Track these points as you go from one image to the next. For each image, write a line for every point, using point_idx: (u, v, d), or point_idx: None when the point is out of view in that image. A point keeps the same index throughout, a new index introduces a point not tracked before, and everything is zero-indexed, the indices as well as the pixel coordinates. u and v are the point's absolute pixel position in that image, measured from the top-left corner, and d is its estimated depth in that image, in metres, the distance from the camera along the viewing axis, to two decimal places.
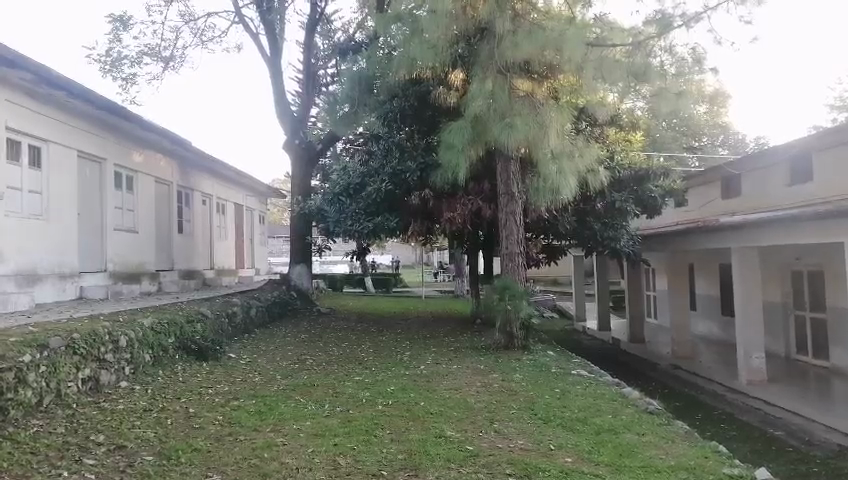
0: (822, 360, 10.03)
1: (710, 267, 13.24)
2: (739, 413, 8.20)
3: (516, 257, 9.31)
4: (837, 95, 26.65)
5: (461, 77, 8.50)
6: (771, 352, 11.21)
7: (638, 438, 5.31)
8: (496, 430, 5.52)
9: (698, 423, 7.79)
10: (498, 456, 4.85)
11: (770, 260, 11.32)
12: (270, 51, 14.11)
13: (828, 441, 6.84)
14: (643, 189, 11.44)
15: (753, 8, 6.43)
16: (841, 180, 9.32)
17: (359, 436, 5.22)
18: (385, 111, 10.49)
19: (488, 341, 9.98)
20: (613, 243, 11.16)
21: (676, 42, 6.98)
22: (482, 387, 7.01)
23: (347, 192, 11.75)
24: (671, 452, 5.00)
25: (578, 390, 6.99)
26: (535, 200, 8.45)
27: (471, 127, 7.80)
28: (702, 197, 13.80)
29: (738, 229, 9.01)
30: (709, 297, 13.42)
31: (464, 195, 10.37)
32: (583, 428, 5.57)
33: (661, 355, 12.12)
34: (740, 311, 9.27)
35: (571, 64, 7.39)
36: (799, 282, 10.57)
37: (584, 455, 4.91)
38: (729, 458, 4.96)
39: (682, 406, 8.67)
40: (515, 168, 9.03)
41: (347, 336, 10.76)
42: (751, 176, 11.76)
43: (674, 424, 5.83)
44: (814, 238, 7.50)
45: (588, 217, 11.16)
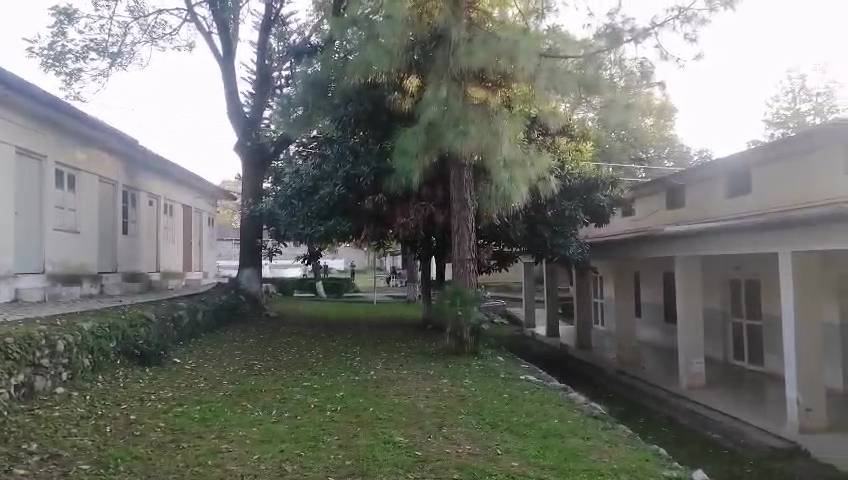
0: (758, 365, 10.45)
1: (655, 275, 13.63)
2: (680, 417, 8.46)
3: (468, 263, 9.38)
4: (774, 112, 27.87)
5: (416, 83, 8.56)
6: (711, 358, 11.62)
7: (582, 442, 5.42)
8: (444, 435, 5.54)
9: (641, 427, 8.01)
10: (445, 461, 4.88)
11: (711, 269, 11.72)
12: (223, 51, 13.88)
13: (761, 442, 7.12)
14: (592, 198, 11.72)
15: (698, 26, 6.68)
16: (777, 195, 9.78)
17: (307, 442, 5.16)
18: (339, 115, 10.45)
19: (438, 346, 10.02)
20: (562, 250, 11.36)
21: (625, 56, 7.22)
22: (431, 392, 7.04)
23: (299, 195, 11.65)
24: (613, 455, 5.12)
25: (526, 395, 7.09)
26: (487, 206, 8.57)
27: (425, 132, 7.83)
28: (648, 208, 14.17)
29: (682, 238, 9.32)
30: (654, 304, 13.81)
31: (417, 201, 10.42)
32: (530, 433, 5.66)
33: (607, 361, 12.39)
34: (682, 318, 9.55)
35: (524, 74, 7.52)
36: (737, 291, 10.99)
37: (530, 459, 4.98)
38: (669, 460, 5.11)
39: (625, 411, 8.89)
40: (468, 175, 9.10)
41: (297, 341, 10.64)
42: (693, 188, 12.20)
43: (617, 428, 5.98)
44: (752, 247, 7.81)
45: (539, 224, 11.33)
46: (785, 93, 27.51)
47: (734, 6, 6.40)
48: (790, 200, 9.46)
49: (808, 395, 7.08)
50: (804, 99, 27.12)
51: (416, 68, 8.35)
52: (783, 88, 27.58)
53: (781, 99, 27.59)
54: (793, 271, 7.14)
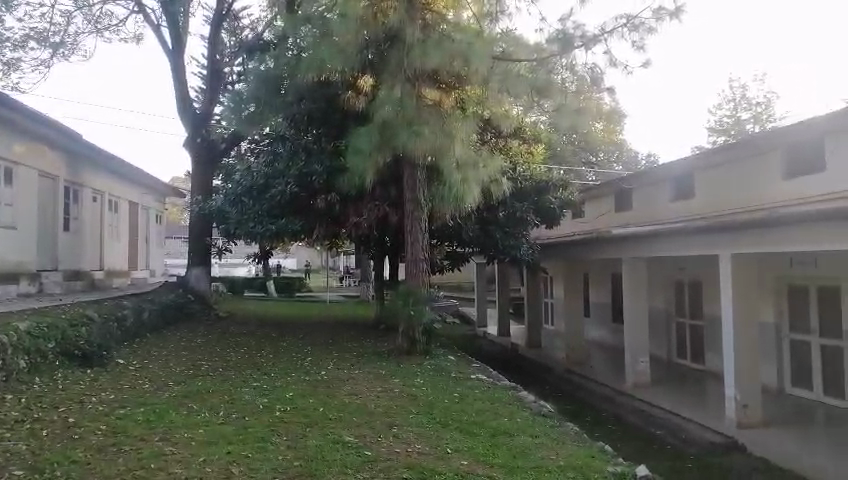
0: (699, 364, 10.81)
1: (603, 276, 13.95)
2: (625, 415, 8.68)
3: (421, 263, 9.40)
4: (717, 119, 28.85)
5: (370, 83, 8.58)
6: (655, 356, 11.97)
7: (530, 440, 5.50)
8: (394, 434, 5.55)
9: (588, 425, 8.17)
10: (395, 460, 4.88)
11: (656, 270, 12.06)
12: (172, 44, 13.54)
13: (702, 437, 7.37)
14: (543, 200, 11.94)
15: (645, 34, 6.86)
16: (720, 199, 10.13)
17: (255, 443, 5.09)
18: (292, 112, 10.33)
19: (390, 346, 10.00)
20: (514, 251, 11.49)
21: (576, 61, 7.34)
22: (382, 392, 7.04)
23: (251, 193, 11.47)
24: (560, 452, 5.22)
25: (476, 394, 7.15)
26: (439, 207, 8.62)
27: (378, 132, 7.81)
28: (598, 210, 14.49)
29: (630, 240, 9.56)
30: (602, 304, 14.13)
31: (370, 200, 10.40)
32: (479, 431, 5.71)
33: (556, 360, 12.60)
34: (629, 319, 9.80)
35: (478, 76, 7.57)
36: (681, 292, 11.34)
37: (478, 458, 5.03)
38: (613, 456, 5.24)
39: (573, 409, 9.07)
40: (422, 175, 9.12)
41: (246, 341, 10.46)
42: (641, 191, 12.52)
43: (565, 426, 6.09)
44: (695, 249, 8.07)
45: (491, 225, 11.44)
46: (727, 102, 28.50)
47: (678, 17, 6.60)
48: (731, 204, 9.83)
49: (745, 392, 7.36)
50: (744, 107, 28.19)
51: (370, 67, 8.33)
52: (725, 96, 28.58)
53: (723, 107, 28.60)
54: (731, 272, 7.44)
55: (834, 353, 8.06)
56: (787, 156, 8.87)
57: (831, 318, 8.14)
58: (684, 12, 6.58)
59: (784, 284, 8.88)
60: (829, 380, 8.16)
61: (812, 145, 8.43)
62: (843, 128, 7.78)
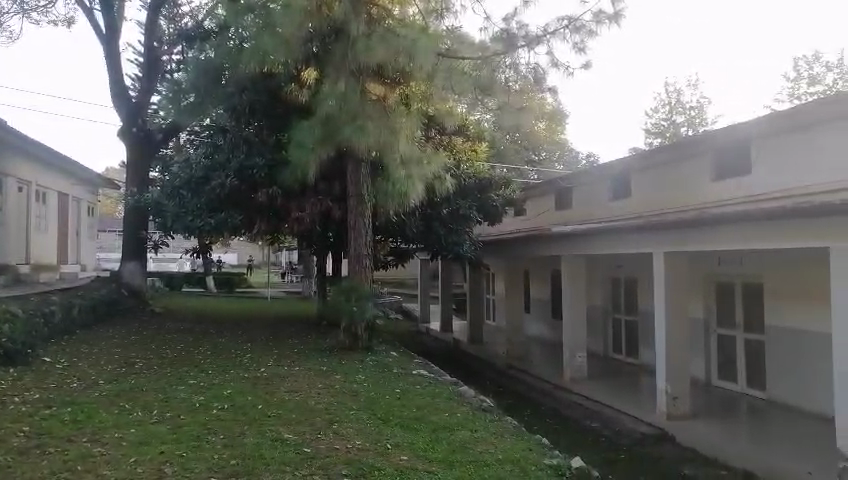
0: (633, 358, 11.18)
1: (543, 273, 14.23)
2: (563, 408, 8.90)
3: (364, 258, 9.35)
4: (653, 122, 29.78)
5: (314, 75, 8.37)
6: (592, 351, 12.31)
7: (470, 434, 5.57)
8: (334, 431, 5.51)
9: (527, 418, 8.33)
10: (334, 457, 4.85)
11: (594, 267, 12.38)
12: (106, 29, 13.00)
13: (634, 429, 7.64)
14: (486, 197, 12.06)
15: (586, 36, 7.01)
16: (655, 198, 10.47)
17: (189, 442, 4.96)
18: (233, 104, 10.09)
19: (332, 342, 9.91)
20: (457, 247, 11.57)
21: (521, 60, 7.48)
22: (322, 388, 6.98)
23: (189, 186, 11.12)
24: (499, 446, 5.29)
25: (417, 389, 7.18)
26: (383, 203, 8.59)
27: (322, 126, 7.72)
28: (539, 208, 14.76)
29: (570, 238, 9.76)
30: (542, 300, 14.41)
31: (313, 194, 10.28)
32: (420, 427, 5.74)
33: (496, 355, 12.80)
34: (567, 315, 10.03)
35: (422, 72, 7.56)
36: (617, 288, 11.68)
37: (418, 453, 5.05)
38: (549, 449, 5.37)
39: (513, 403, 9.24)
40: (366, 170, 9.08)
41: (183, 337, 10.18)
42: (581, 189, 12.81)
43: (504, 420, 6.19)
44: (632, 247, 8.30)
45: (434, 222, 11.49)
46: (663, 105, 29.47)
47: (617, 21, 6.78)
48: (665, 204, 10.16)
49: (675, 384, 7.66)
50: (679, 111, 29.23)
51: (314, 60, 8.21)
52: (661, 100, 29.54)
53: (659, 111, 29.55)
54: (664, 269, 7.72)
55: (758, 347, 8.47)
56: (718, 158, 9.23)
57: (755, 313, 8.54)
58: (622, 16, 6.76)
59: (712, 282, 9.27)
60: (752, 373, 8.59)
61: (741, 148, 8.79)
62: (768, 133, 8.17)
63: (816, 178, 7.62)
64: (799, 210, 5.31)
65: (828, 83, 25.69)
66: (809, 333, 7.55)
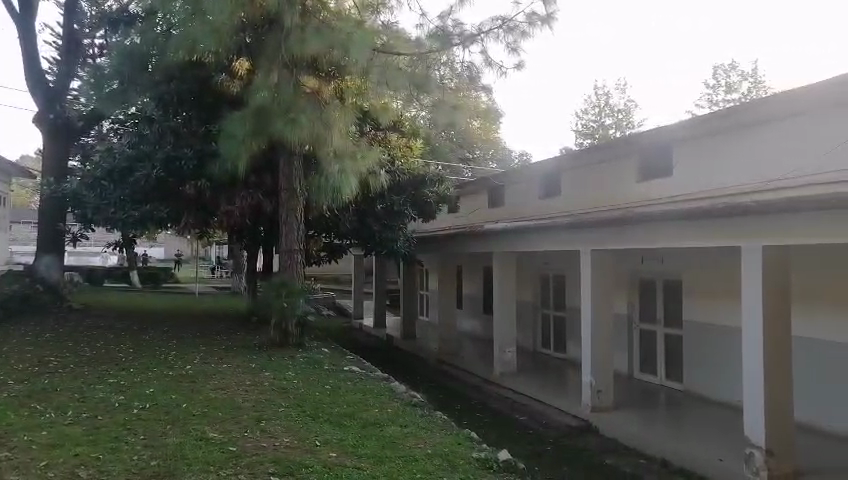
0: (561, 353, 11.49)
1: (476, 270, 14.43)
2: (493, 403, 9.06)
3: (295, 254, 9.21)
4: (583, 123, 30.62)
5: (247, 66, 8.33)
6: (522, 346, 12.57)
7: (401, 430, 5.58)
8: (262, 429, 5.40)
9: (457, 413, 8.43)
10: (262, 455, 4.76)
11: (525, 264, 12.63)
12: (21, 8, 12.26)
13: (560, 422, 7.86)
14: (420, 193, 12.08)
15: (519, 37, 7.13)
16: (584, 197, 10.77)
17: (107, 444, 4.76)
18: (159, 94, 9.73)
19: (262, 339, 9.72)
20: (390, 244, 11.55)
21: (456, 59, 7.58)
22: (251, 386, 6.82)
23: (111, 176, 10.65)
24: (429, 441, 5.32)
25: (348, 385, 7.14)
26: (316, 198, 8.48)
27: (253, 118, 7.54)
28: (472, 206, 14.94)
29: (502, 235, 9.92)
30: (474, 296, 14.61)
31: (243, 188, 10.04)
32: (350, 423, 5.72)
33: (429, 350, 12.90)
34: (498, 311, 10.19)
35: (357, 67, 7.49)
36: (547, 285, 11.95)
37: (348, 449, 5.02)
38: (478, 443, 5.45)
39: (444, 398, 9.32)
40: (299, 164, 8.95)
41: (103, 334, 9.75)
42: (514, 187, 13.03)
43: (434, 415, 6.25)
44: (561, 244, 8.52)
45: (368, 217, 11.44)
46: (593, 107, 30.36)
47: (549, 23, 6.93)
48: (592, 203, 10.48)
49: (600, 378, 7.91)
50: (608, 113, 30.20)
51: (246, 50, 8.00)
52: (591, 102, 30.43)
53: (589, 112, 30.42)
54: (591, 266, 7.94)
55: (676, 341, 8.88)
56: (641, 160, 9.61)
57: (674, 309, 8.94)
58: (554, 19, 6.92)
59: (636, 278, 9.62)
60: (671, 365, 8.99)
61: (663, 150, 9.17)
62: (690, 137, 8.56)
63: (731, 181, 8.02)
64: (714, 211, 5.59)
65: (743, 90, 27.21)
66: (723, 327, 7.96)
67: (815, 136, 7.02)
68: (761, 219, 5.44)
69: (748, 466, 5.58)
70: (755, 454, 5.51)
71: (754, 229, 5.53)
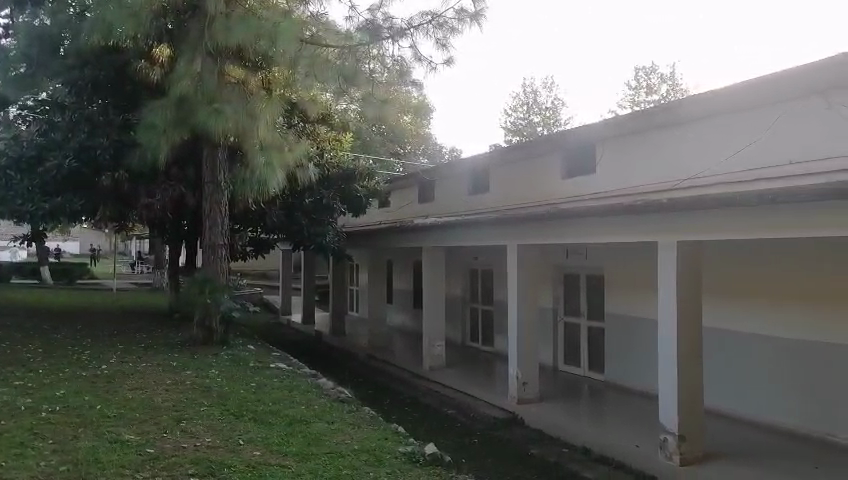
0: (489, 346, 11.67)
1: (405, 265, 14.45)
2: (422, 397, 9.10)
3: (219, 248, 8.94)
4: (512, 120, 31.22)
5: (167, 54, 8.01)
6: (451, 340, 12.70)
7: (327, 426, 5.52)
8: (182, 429, 5.22)
9: (386, 408, 8.41)
10: (181, 456, 4.59)
11: (454, 259, 12.73)
12: None
13: (488, 415, 7.98)
14: (350, 188, 11.87)
15: (448, 33, 7.17)
16: (511, 194, 10.96)
17: (11, 451, 4.47)
18: (72, 79, 9.22)
19: (184, 337, 9.38)
20: (319, 239, 11.41)
21: (386, 53, 7.53)
22: (170, 385, 6.58)
23: (18, 166, 10.02)
24: (355, 437, 5.28)
25: (274, 383, 6.99)
26: (241, 191, 8.23)
27: (174, 107, 7.22)
28: (402, 201, 14.95)
29: (431, 230, 9.96)
30: (403, 291, 14.64)
31: (164, 180, 9.68)
32: (275, 421, 5.60)
33: (358, 346, 12.82)
34: (427, 304, 10.21)
35: (285, 58, 7.31)
36: (475, 280, 12.08)
37: (272, 448, 4.92)
38: (405, 438, 5.45)
39: (372, 394, 9.29)
40: (223, 156, 8.70)
41: (10, 334, 9.14)
42: (444, 183, 13.11)
43: (361, 411, 6.21)
44: (490, 239, 8.63)
45: (296, 211, 11.26)
46: (521, 105, 31.02)
47: (478, 20, 7.02)
48: (519, 200, 10.69)
49: (525, 370, 8.09)
50: (535, 112, 30.93)
51: (167, 37, 7.68)
52: (520, 101, 31.08)
53: (518, 110, 31.06)
54: (518, 260, 8.08)
55: (598, 334, 9.19)
56: (566, 158, 9.86)
57: (595, 302, 9.26)
58: (483, 16, 7.00)
59: (560, 272, 9.87)
60: (593, 357, 9.29)
61: (586, 149, 9.45)
62: (612, 136, 8.86)
63: (648, 179, 8.36)
64: (632, 208, 5.80)
65: (662, 92, 28.53)
66: (642, 320, 8.28)
67: (729, 137, 7.36)
68: (677, 216, 5.69)
69: (662, 451, 5.84)
70: (669, 440, 5.77)
71: (670, 225, 5.78)
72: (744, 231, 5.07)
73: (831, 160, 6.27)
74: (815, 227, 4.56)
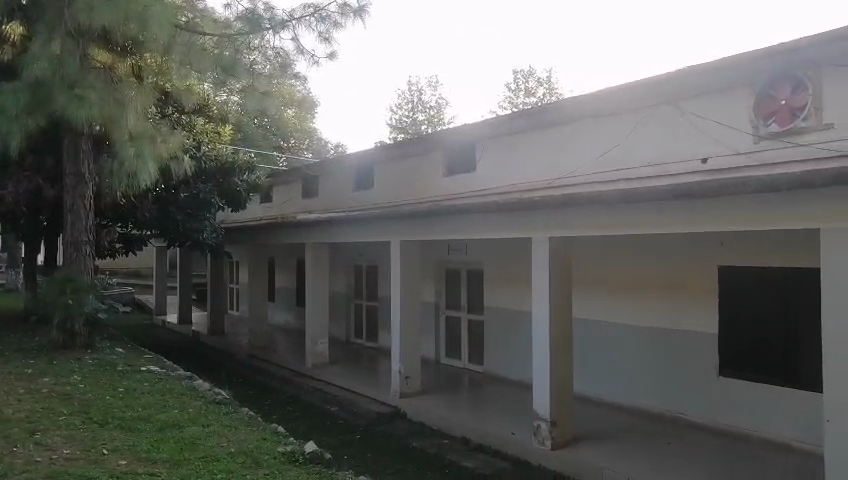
0: (373, 342, 11.72)
1: (288, 261, 14.15)
2: (304, 395, 8.97)
3: (84, 246, 8.33)
4: (397, 118, 31.51)
5: (20, 33, 7.22)
6: (335, 337, 12.62)
7: (202, 430, 5.30)
8: (37, 441, 4.81)
9: (267, 408, 8.21)
10: (33, 471, 4.23)
11: (338, 255, 12.63)
12: None
13: (371, 410, 8.00)
14: (228, 182, 11.44)
15: (332, 27, 7.07)
16: (395, 190, 11.04)
17: None
18: None
19: (42, 341, 8.64)
20: (195, 234, 10.96)
21: (269, 45, 7.26)
22: (25, 394, 6.04)
23: None
24: (232, 439, 5.12)
25: (145, 387, 6.60)
26: (108, 184, 7.70)
27: (30, 92, 6.59)
28: (285, 196, 14.62)
29: (314, 226, 9.82)
30: (286, 289, 14.34)
31: (17, 171, 8.99)
32: (145, 427, 5.29)
33: (239, 346, 12.42)
34: (311, 301, 10.06)
35: (157, 44, 6.85)
36: (360, 276, 12.05)
37: (141, 455, 4.65)
38: (284, 437, 5.34)
39: (253, 394, 9.04)
40: (86, 146, 8.10)
41: None
42: (327, 179, 12.97)
43: (239, 412, 6.01)
44: (374, 236, 8.63)
45: (170, 206, 10.71)
46: (407, 103, 31.38)
47: (361, 16, 7.01)
48: (403, 196, 10.80)
49: (408, 365, 8.19)
50: (420, 110, 31.37)
51: (20, 14, 7.00)
52: (406, 99, 31.43)
53: (403, 108, 31.39)
54: (401, 256, 8.15)
55: (477, 327, 9.50)
56: (448, 156, 10.08)
57: (475, 297, 9.56)
58: (366, 12, 7.00)
59: (442, 267, 10.07)
60: (473, 350, 9.58)
61: (468, 148, 9.72)
62: (490, 135, 9.17)
63: (523, 178, 8.74)
64: (509, 205, 6.04)
65: (540, 96, 29.95)
66: (520, 313, 8.64)
67: (598, 139, 7.82)
68: (551, 213, 5.99)
69: (536, 437, 6.13)
70: (542, 426, 6.06)
71: (543, 222, 6.07)
72: (609, 227, 5.44)
73: (685, 163, 6.86)
74: (668, 224, 4.97)
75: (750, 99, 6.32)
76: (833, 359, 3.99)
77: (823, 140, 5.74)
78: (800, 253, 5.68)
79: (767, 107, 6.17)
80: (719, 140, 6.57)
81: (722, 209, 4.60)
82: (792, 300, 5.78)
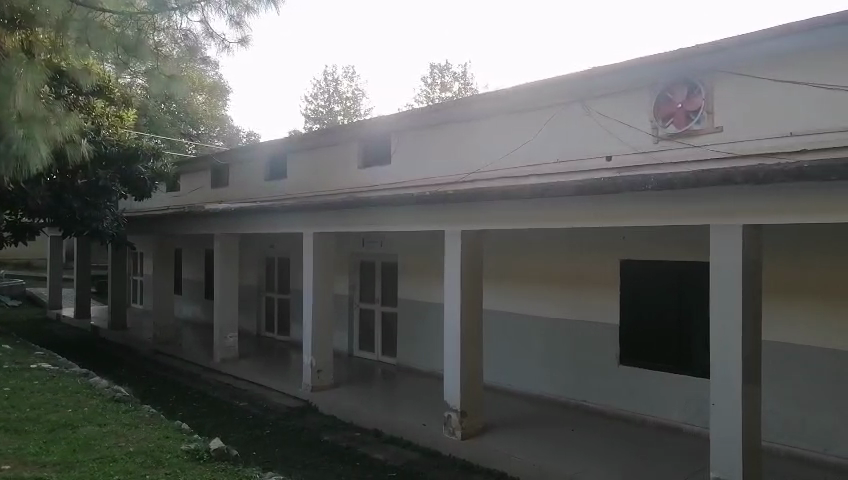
0: (285, 335, 11.51)
1: (196, 252, 13.64)
2: (212, 390, 8.69)
3: None
4: (312, 108, 31.01)
5: None
6: (245, 331, 12.29)
7: (98, 430, 5.02)
8: None
9: (171, 405, 7.90)
10: None
11: (248, 247, 12.30)
12: None
13: (281, 405, 7.86)
14: (130, 167, 10.91)
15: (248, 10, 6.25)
16: (309, 181, 10.86)
17: None
18: None
19: None
20: (94, 223, 10.41)
21: (176, 27, 6.41)
22: None
23: None
24: (131, 438, 4.88)
25: (35, 386, 6.18)
26: None
27: None
28: (193, 185, 14.08)
29: (224, 216, 9.50)
30: (194, 281, 13.83)
31: None
32: (33, 429, 4.95)
33: (142, 341, 11.86)
34: (219, 293, 9.74)
35: None
36: (272, 269, 11.79)
37: (28, 459, 4.34)
38: (187, 434, 5.16)
39: (156, 390, 8.67)
40: None
41: None
42: (238, 168, 12.60)
43: (140, 410, 5.74)
44: (286, 226, 8.45)
45: (65, 193, 10.09)
46: (324, 93, 30.92)
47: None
48: (317, 187, 10.63)
49: (320, 358, 8.09)
50: (336, 100, 30.98)
51: None
52: (322, 89, 30.96)
53: (319, 98, 30.91)
54: (313, 248, 8.03)
55: (390, 319, 9.52)
56: (363, 147, 10.00)
57: (388, 289, 9.58)
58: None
59: (356, 259, 10.01)
60: (386, 342, 9.60)
61: (383, 140, 9.70)
62: (405, 128, 9.19)
63: (437, 171, 8.81)
64: (424, 198, 6.07)
65: (456, 91, 30.31)
66: (432, 305, 8.74)
67: (510, 135, 8.00)
68: (463, 207, 6.07)
69: (446, 427, 6.22)
70: (452, 416, 6.16)
71: (455, 215, 6.15)
72: (518, 221, 5.58)
73: (589, 161, 7.14)
74: (574, 219, 5.16)
75: (649, 100, 6.66)
76: (720, 346, 4.27)
77: (715, 142, 6.12)
78: (692, 248, 6.05)
79: (665, 109, 6.51)
80: (622, 139, 6.88)
81: (622, 206, 4.82)
82: (685, 292, 6.16)
